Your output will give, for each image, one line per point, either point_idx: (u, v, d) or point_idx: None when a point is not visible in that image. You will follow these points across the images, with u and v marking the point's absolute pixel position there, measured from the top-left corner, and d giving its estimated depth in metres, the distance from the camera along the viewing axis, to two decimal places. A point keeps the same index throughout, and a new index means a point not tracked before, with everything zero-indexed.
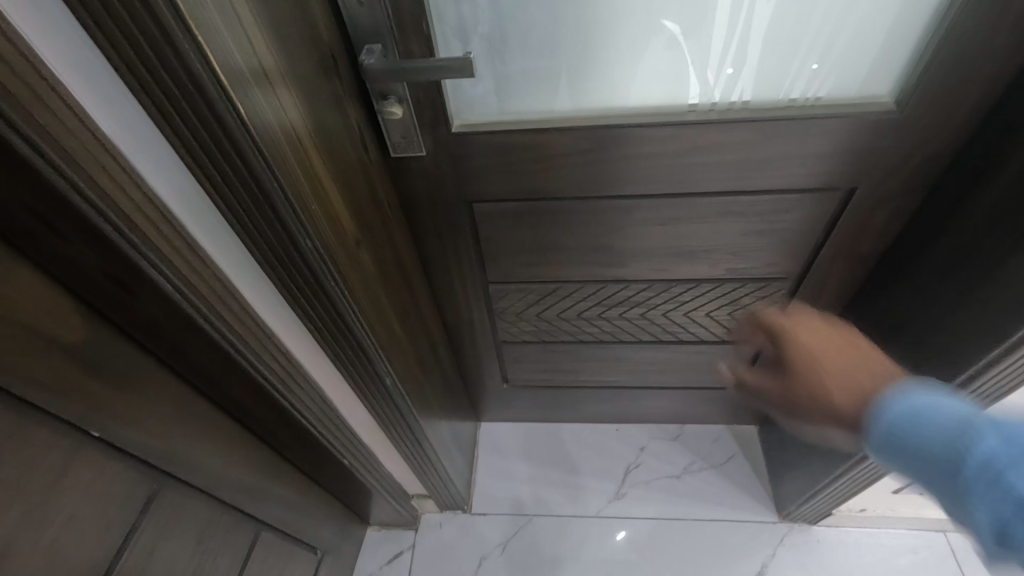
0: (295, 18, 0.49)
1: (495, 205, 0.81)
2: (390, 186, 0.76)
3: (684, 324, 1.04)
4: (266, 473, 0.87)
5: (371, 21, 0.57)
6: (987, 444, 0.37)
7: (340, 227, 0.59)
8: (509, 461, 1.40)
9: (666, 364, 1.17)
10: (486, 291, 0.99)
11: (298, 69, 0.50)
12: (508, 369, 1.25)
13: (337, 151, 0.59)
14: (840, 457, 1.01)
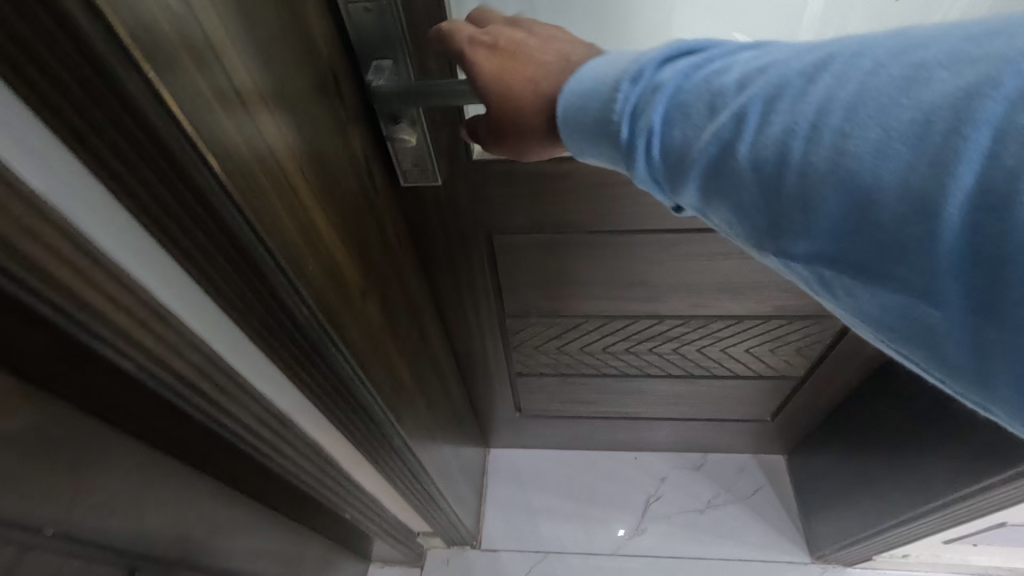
0: (282, 30, 0.38)
1: (518, 237, 0.71)
2: (402, 220, 0.65)
3: (719, 360, 0.95)
4: (256, 533, 0.77)
5: (380, 30, 0.46)
6: (626, 91, 0.36)
7: (336, 281, 0.49)
8: (520, 492, 1.30)
9: (695, 396, 1.08)
10: (502, 323, 0.89)
11: (285, 95, 0.39)
12: (522, 399, 1.15)
13: (334, 189, 0.47)
14: (893, 508, 0.92)
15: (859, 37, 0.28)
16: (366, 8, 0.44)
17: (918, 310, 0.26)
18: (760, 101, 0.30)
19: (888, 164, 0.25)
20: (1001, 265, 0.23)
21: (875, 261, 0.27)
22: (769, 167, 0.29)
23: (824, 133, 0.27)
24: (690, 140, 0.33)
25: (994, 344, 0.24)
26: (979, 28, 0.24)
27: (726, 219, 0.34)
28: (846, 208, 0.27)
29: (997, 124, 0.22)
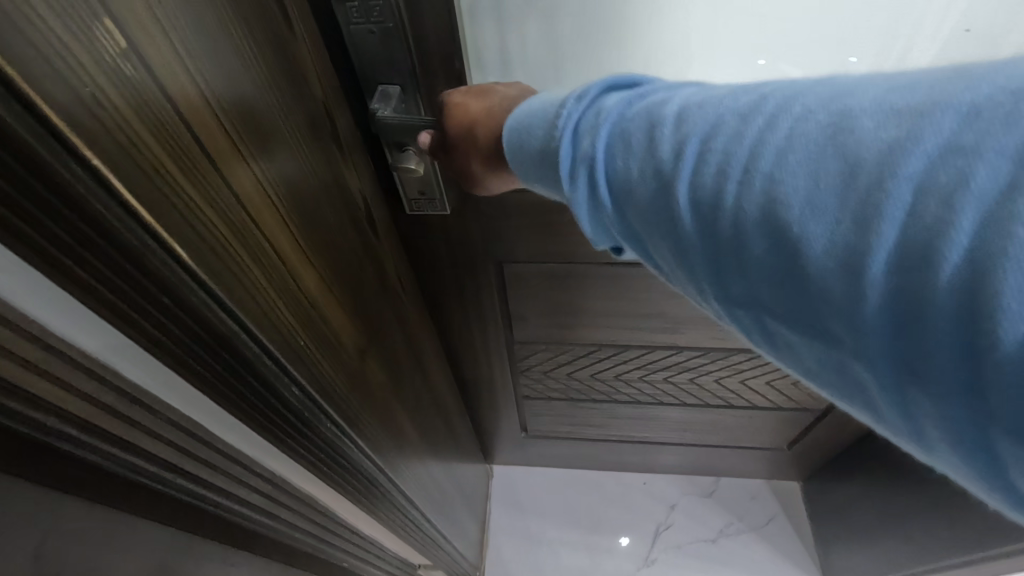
0: (275, 62, 0.29)
1: (529, 267, 0.67)
2: (398, 253, 0.59)
3: (737, 391, 0.90)
4: None
5: (386, 53, 0.42)
6: (570, 111, 0.32)
7: (341, 355, 0.40)
8: (524, 516, 1.26)
9: (709, 423, 1.04)
10: (510, 349, 0.85)
11: (282, 146, 0.30)
12: (528, 420, 1.11)
13: (338, 248, 0.39)
14: (919, 553, 0.88)
15: (793, 80, 0.25)
16: (369, 31, 0.40)
17: (853, 370, 0.22)
18: (690, 134, 0.26)
19: (817, 219, 0.21)
20: (931, 343, 0.19)
21: (813, 315, 0.22)
22: (698, 210, 0.25)
23: (757, 173, 0.23)
24: (622, 173, 0.29)
25: (932, 431, 0.20)
26: (916, 78, 0.21)
27: (665, 264, 0.29)
28: (776, 260, 0.23)
29: (925, 181, 0.19)
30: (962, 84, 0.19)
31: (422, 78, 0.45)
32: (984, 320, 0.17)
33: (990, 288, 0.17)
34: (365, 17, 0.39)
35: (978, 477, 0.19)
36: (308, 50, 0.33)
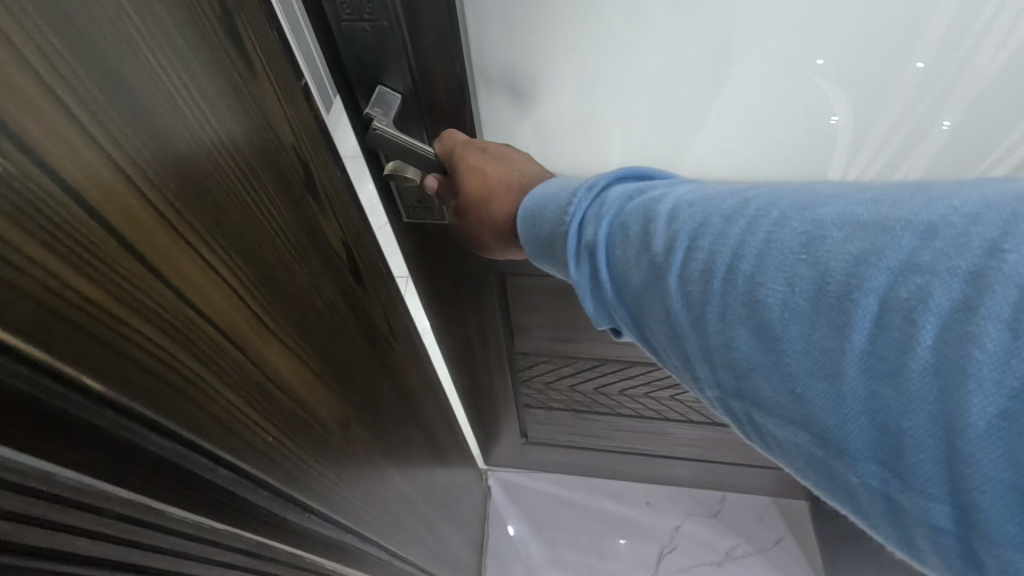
0: (253, 143, 0.29)
1: (533, 279, 0.63)
2: (399, 300, 0.56)
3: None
4: None
5: (381, 52, 0.39)
6: (583, 202, 0.31)
7: (322, 428, 0.39)
8: (523, 531, 1.23)
9: (715, 442, 1.00)
10: (511, 360, 0.81)
11: (250, 231, 0.29)
12: (527, 427, 1.07)
13: (313, 323, 0.37)
14: None
15: (773, 183, 0.26)
16: (364, 30, 0.37)
17: (839, 469, 0.23)
18: (680, 231, 0.26)
19: (798, 322, 0.22)
20: (909, 447, 0.20)
21: (809, 420, 0.23)
22: (690, 305, 0.25)
23: (739, 277, 0.24)
24: (621, 264, 0.28)
25: (919, 534, 0.21)
26: (882, 192, 0.22)
27: (662, 351, 0.29)
28: (766, 361, 0.23)
29: (887, 296, 0.20)
30: (918, 204, 0.21)
31: (421, 89, 0.42)
32: (951, 418, 0.19)
33: (955, 398, 0.19)
34: (356, 14, 0.36)
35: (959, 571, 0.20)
36: (289, 122, 0.33)
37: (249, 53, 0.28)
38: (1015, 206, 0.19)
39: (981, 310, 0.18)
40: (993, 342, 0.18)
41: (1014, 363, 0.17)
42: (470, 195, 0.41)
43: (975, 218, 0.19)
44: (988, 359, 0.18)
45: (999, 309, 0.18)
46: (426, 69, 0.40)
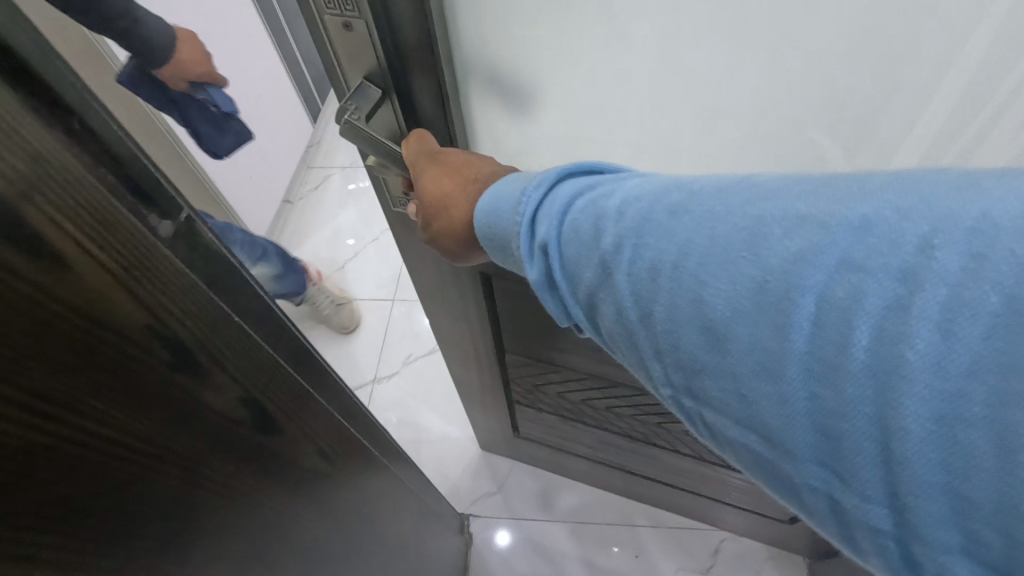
0: (60, 362, 0.21)
1: (514, 284, 0.63)
2: (337, 425, 0.46)
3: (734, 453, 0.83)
4: None
5: (359, 44, 0.39)
6: (531, 199, 0.30)
7: (252, 543, 0.34)
8: (506, 557, 1.16)
9: (704, 476, 0.97)
10: (501, 355, 0.82)
11: (72, 479, 0.22)
12: (518, 424, 1.08)
13: (198, 526, 0.29)
14: None
15: (720, 176, 0.25)
16: (346, 24, 0.38)
17: (784, 469, 0.22)
18: (628, 228, 0.25)
19: (740, 321, 0.21)
20: (850, 449, 0.19)
21: (756, 423, 0.22)
22: (639, 301, 0.25)
23: (682, 276, 0.23)
24: (572, 262, 0.28)
25: (863, 538, 0.20)
26: (823, 183, 0.22)
27: (614, 345, 0.29)
28: (713, 361, 0.23)
29: (824, 296, 0.19)
30: (858, 197, 0.20)
31: (399, 81, 0.41)
32: (883, 415, 0.18)
33: (890, 401, 0.18)
34: (332, 7, 0.37)
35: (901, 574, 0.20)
36: (133, 299, 0.24)
37: (53, 248, 0.21)
38: (948, 199, 0.18)
39: (913, 310, 0.18)
40: (924, 344, 0.17)
41: (943, 364, 0.17)
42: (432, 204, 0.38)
43: (908, 211, 0.19)
44: (920, 359, 0.17)
45: (931, 308, 0.17)
46: (405, 58, 0.40)
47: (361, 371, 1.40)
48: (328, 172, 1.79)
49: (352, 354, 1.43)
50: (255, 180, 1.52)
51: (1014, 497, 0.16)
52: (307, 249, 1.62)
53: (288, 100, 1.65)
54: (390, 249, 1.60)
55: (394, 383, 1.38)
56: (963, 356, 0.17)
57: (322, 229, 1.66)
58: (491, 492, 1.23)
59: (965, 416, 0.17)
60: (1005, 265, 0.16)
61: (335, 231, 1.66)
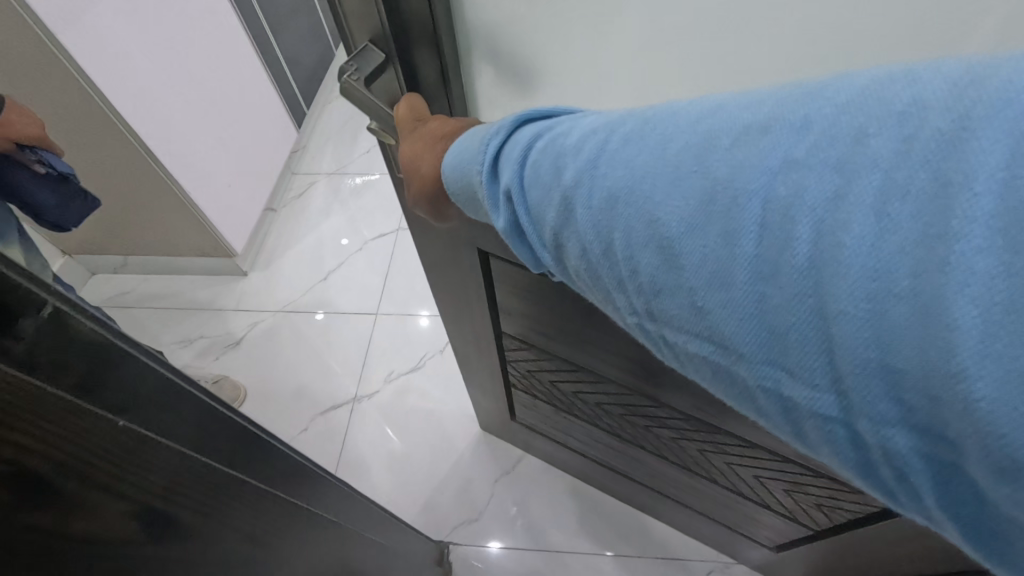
0: None
1: (510, 264, 0.69)
2: (251, 502, 0.42)
3: (722, 470, 0.84)
4: None
5: (363, 9, 0.40)
6: (492, 146, 0.31)
7: None
8: (490, 574, 1.15)
9: (691, 489, 0.97)
10: (500, 330, 0.90)
11: None
12: (513, 408, 1.15)
13: None
14: None
15: (671, 102, 0.25)
16: None
17: (738, 374, 0.23)
18: (587, 159, 0.26)
19: (691, 235, 0.22)
20: (796, 343, 0.20)
21: (711, 332, 0.23)
22: (601, 232, 0.26)
23: (634, 200, 0.24)
24: (536, 204, 0.29)
25: (812, 429, 0.22)
26: (769, 93, 0.22)
27: (582, 282, 0.30)
28: (669, 278, 0.24)
29: (769, 198, 0.20)
30: (799, 102, 0.21)
31: (402, 50, 0.43)
32: (821, 301, 0.19)
33: (828, 289, 0.19)
34: None
35: (848, 456, 0.21)
36: None
37: None
38: (883, 90, 0.19)
39: (850, 199, 0.18)
40: (859, 227, 0.18)
41: (878, 244, 0.18)
42: (409, 161, 0.38)
43: (847, 106, 0.19)
44: (855, 242, 0.18)
45: (865, 195, 0.18)
46: (407, 33, 0.42)
47: (346, 385, 1.40)
48: (313, 179, 1.81)
49: (333, 373, 1.43)
50: (234, 189, 1.50)
51: (938, 358, 0.17)
52: (290, 261, 1.63)
53: (274, 112, 1.65)
54: (375, 263, 1.60)
55: (380, 398, 1.38)
56: (897, 235, 0.17)
57: (305, 238, 1.68)
58: (473, 517, 1.21)
59: (895, 291, 0.17)
60: (932, 142, 0.17)
61: (318, 241, 1.67)
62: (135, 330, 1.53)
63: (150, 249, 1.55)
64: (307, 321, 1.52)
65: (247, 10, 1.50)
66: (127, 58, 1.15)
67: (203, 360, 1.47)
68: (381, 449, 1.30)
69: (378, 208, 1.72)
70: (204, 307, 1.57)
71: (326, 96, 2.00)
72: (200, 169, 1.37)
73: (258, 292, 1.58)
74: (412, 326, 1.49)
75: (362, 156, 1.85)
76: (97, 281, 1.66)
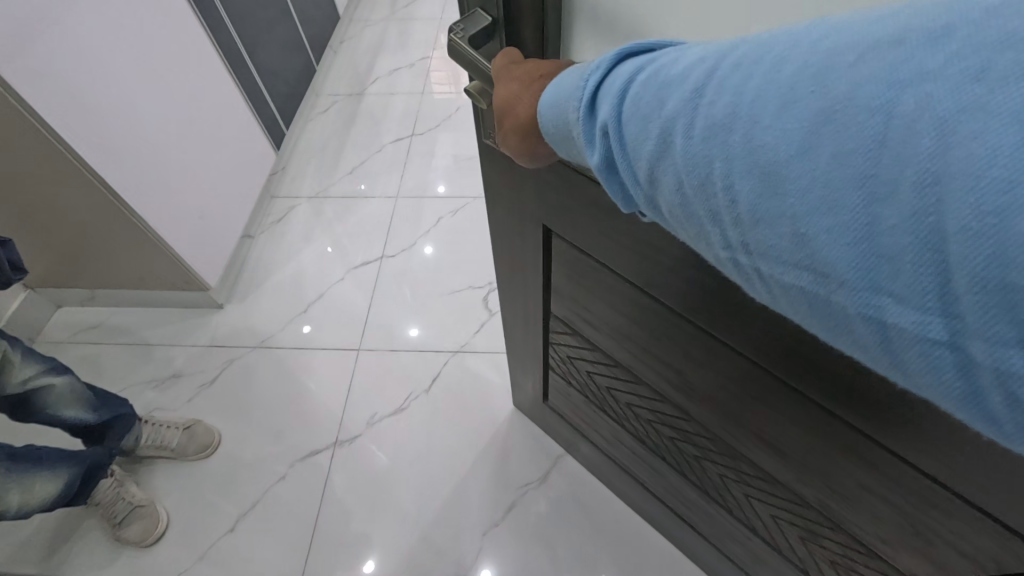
0: None
1: (569, 247, 0.71)
2: None
3: (739, 500, 0.85)
4: None
5: None
6: (591, 83, 0.32)
7: None
8: None
9: (707, 515, 0.98)
10: (546, 313, 0.92)
11: None
12: (549, 393, 1.19)
13: None
14: None
15: (788, 28, 0.25)
16: None
17: (836, 301, 0.23)
18: (691, 87, 0.27)
19: (798, 157, 0.22)
20: (907, 264, 0.20)
21: (813, 259, 0.23)
22: (697, 164, 0.26)
23: (739, 124, 0.24)
24: (631, 139, 0.30)
25: (913, 358, 0.21)
26: (901, 10, 0.22)
27: (672, 219, 0.31)
28: (770, 204, 0.24)
29: (893, 111, 0.20)
30: (935, 13, 0.20)
31: (510, 12, 0.46)
32: (939, 220, 0.19)
33: (948, 206, 0.19)
34: None
35: (950, 384, 0.21)
36: None
37: None
38: None
39: (989, 108, 0.18)
40: (996, 137, 0.17)
41: (1014, 153, 0.17)
42: (503, 107, 0.41)
43: (995, 13, 0.19)
44: (990, 152, 0.17)
45: (1007, 103, 0.17)
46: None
47: (323, 432, 1.39)
48: (294, 203, 1.85)
49: (315, 400, 1.44)
50: (205, 221, 1.49)
51: None
52: (268, 292, 1.65)
53: (250, 134, 1.67)
54: (358, 291, 1.63)
55: (357, 445, 1.37)
56: None
57: (284, 267, 1.70)
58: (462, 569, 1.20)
59: None
60: None
61: (296, 272, 1.69)
62: (101, 374, 1.53)
63: (120, 284, 1.55)
64: (285, 351, 1.53)
65: (218, 31, 1.53)
66: (98, 89, 1.16)
67: (173, 400, 1.47)
68: (361, 485, 1.31)
69: (363, 233, 1.76)
70: (174, 343, 1.58)
71: (306, 115, 2.09)
72: (174, 198, 1.38)
73: (234, 325, 1.59)
74: (399, 339, 1.53)
75: (347, 177, 1.91)
76: (64, 313, 1.66)
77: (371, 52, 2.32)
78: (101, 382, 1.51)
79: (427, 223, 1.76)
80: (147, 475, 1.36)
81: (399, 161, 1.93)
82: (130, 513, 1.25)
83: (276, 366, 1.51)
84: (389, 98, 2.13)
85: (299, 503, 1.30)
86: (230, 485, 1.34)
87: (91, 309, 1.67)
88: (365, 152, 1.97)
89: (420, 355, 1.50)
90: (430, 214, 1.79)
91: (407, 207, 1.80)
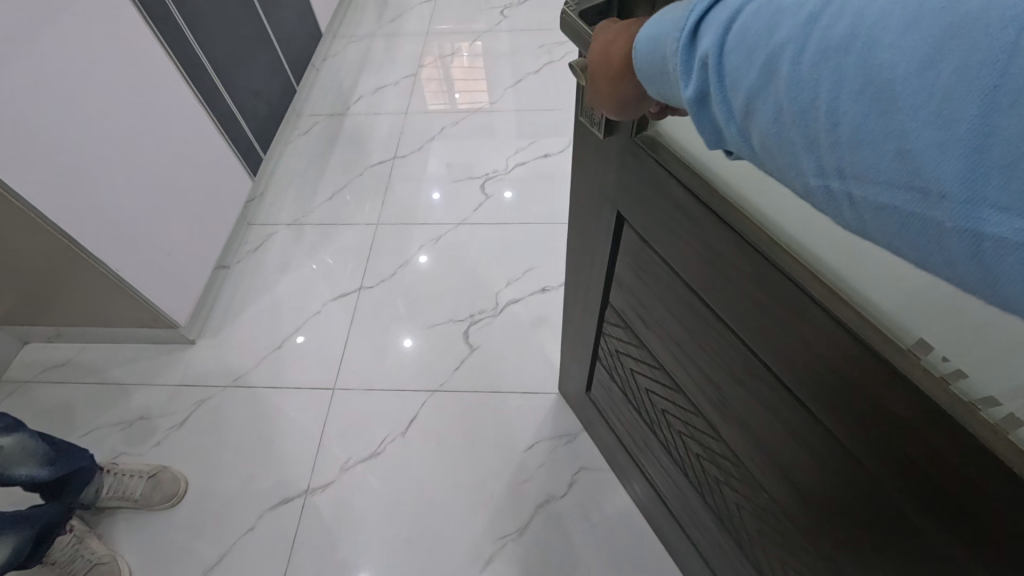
0: None
1: (635, 235, 0.73)
2: None
3: (750, 535, 0.84)
4: None
5: None
6: (696, 12, 0.33)
7: None
8: None
9: (716, 543, 0.98)
10: (603, 303, 0.95)
11: None
12: (593, 384, 1.21)
13: None
14: None
15: None
16: None
17: (930, 216, 0.24)
18: (811, 10, 0.28)
19: (918, 69, 0.24)
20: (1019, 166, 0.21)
21: (916, 172, 0.24)
22: (803, 87, 0.28)
23: (858, 43, 0.26)
24: (731, 69, 0.31)
25: (1008, 268, 0.22)
26: None
27: (763, 153, 0.32)
28: (878, 122, 0.25)
29: None
30: None
31: None
32: None
33: None
34: None
35: None
36: None
37: None
38: None
39: None
40: None
41: None
42: (597, 50, 0.43)
43: None
44: None
45: None
46: None
47: (298, 480, 1.40)
48: (272, 230, 1.90)
49: (283, 441, 1.47)
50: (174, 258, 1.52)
51: None
52: (246, 323, 1.70)
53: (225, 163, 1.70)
54: (339, 320, 1.68)
55: (328, 494, 1.38)
56: None
57: (261, 298, 1.74)
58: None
59: None
60: None
61: (273, 304, 1.73)
62: (59, 421, 1.54)
63: (91, 321, 1.58)
64: (255, 396, 1.55)
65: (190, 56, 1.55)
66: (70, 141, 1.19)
67: (139, 443, 1.50)
68: (323, 536, 1.32)
69: (344, 263, 1.80)
70: (144, 381, 1.61)
71: (286, 137, 2.16)
72: (140, 236, 1.40)
73: (205, 364, 1.62)
74: (395, 352, 1.60)
75: (327, 202, 1.96)
76: (30, 349, 1.69)
77: (355, 69, 2.39)
78: (64, 425, 1.54)
79: (413, 247, 1.81)
80: (109, 527, 1.37)
81: (381, 187, 1.97)
82: (90, 571, 1.25)
83: (237, 415, 1.53)
84: (372, 119, 2.19)
85: (264, 559, 1.31)
86: (202, 529, 1.36)
87: (59, 343, 1.70)
88: (342, 180, 2.01)
89: (387, 397, 1.52)
90: (416, 240, 1.83)
91: (391, 235, 1.85)
